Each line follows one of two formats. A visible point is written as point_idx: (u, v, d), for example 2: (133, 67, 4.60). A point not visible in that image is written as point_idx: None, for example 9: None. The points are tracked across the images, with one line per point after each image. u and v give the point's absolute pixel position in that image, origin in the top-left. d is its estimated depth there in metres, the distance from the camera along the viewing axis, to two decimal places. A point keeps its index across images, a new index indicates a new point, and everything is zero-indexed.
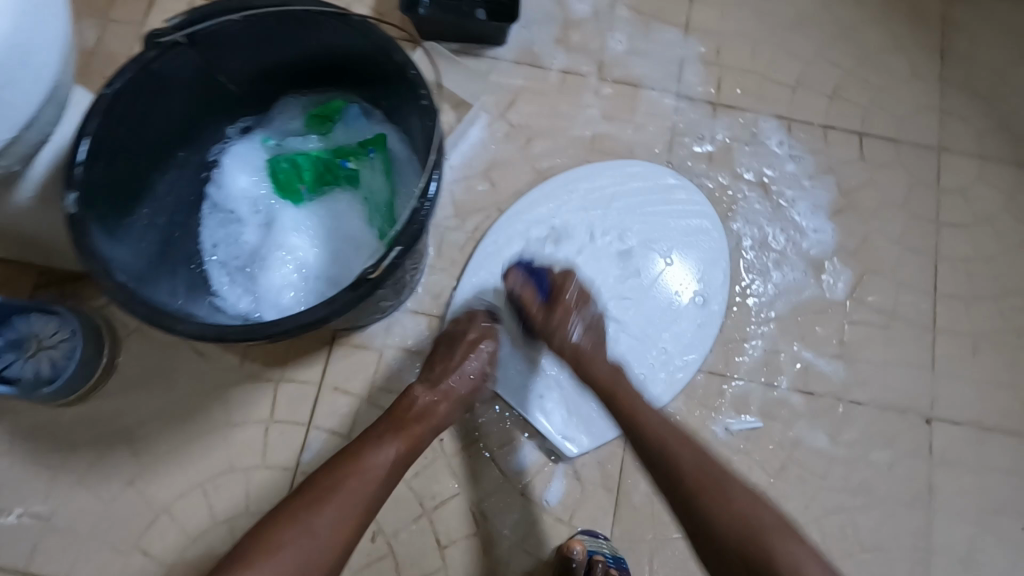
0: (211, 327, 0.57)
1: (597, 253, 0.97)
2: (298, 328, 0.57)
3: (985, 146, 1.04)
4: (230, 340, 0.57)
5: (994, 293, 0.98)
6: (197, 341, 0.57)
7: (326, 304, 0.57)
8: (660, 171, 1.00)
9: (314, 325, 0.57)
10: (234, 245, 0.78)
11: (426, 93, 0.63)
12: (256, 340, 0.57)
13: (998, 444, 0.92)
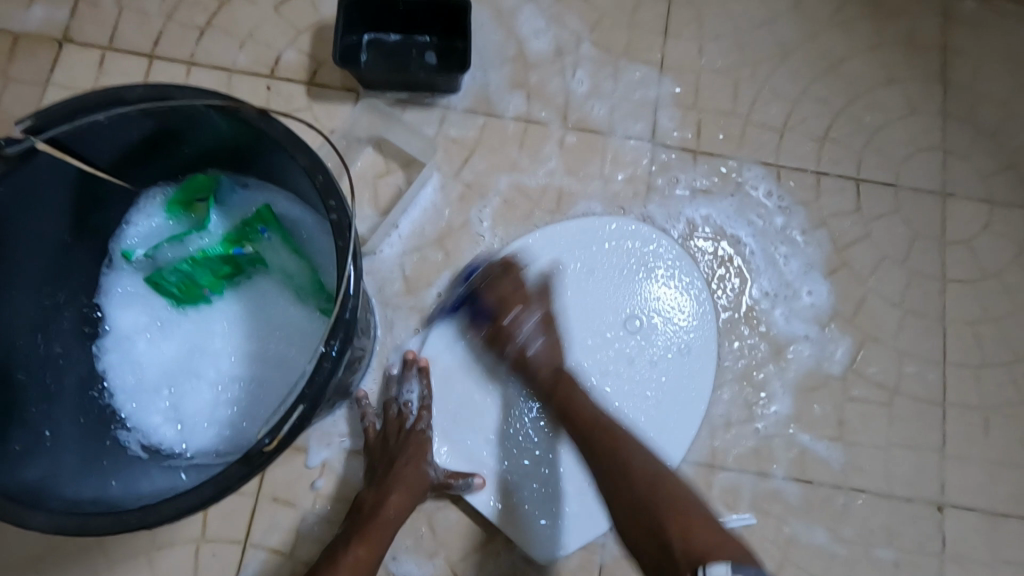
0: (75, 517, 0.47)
1: (571, 330, 0.85)
2: (180, 515, 0.46)
3: (992, 190, 0.94)
4: (98, 531, 0.47)
5: (1005, 359, 0.89)
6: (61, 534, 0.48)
7: (212, 484, 0.47)
8: (633, 225, 0.88)
9: (200, 509, 0.47)
10: (141, 368, 0.67)
11: (337, 206, 0.52)
12: (130, 530, 0.47)
13: (1013, 532, 0.83)
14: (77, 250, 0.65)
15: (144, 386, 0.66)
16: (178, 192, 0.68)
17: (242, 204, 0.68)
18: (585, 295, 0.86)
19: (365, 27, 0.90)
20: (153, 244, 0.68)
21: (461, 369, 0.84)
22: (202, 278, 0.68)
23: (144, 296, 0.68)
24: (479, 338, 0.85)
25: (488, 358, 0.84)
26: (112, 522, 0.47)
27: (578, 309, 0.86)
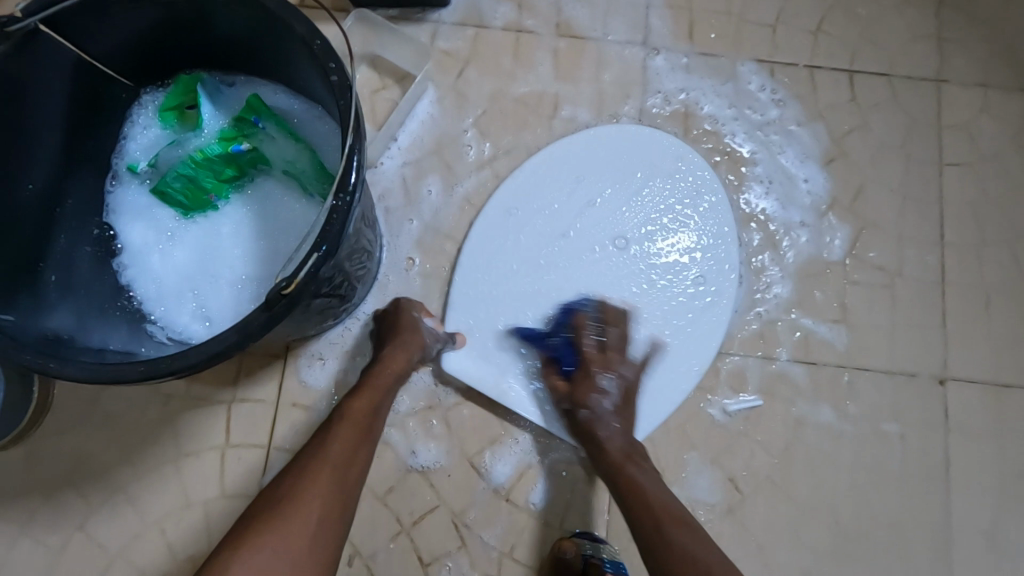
0: (101, 369, 0.49)
1: (593, 242, 0.86)
2: (206, 360, 0.48)
3: (987, 74, 0.94)
4: (125, 380, 0.49)
5: (1005, 237, 0.89)
6: (89, 385, 0.49)
7: (236, 328, 0.49)
8: (644, 135, 0.88)
9: (225, 355, 0.49)
10: (155, 275, 0.69)
11: (336, 67, 0.54)
12: (158, 378, 0.49)
13: (1017, 401, 0.85)
14: (78, 148, 0.66)
15: (161, 291, 0.68)
16: (169, 100, 0.69)
17: (234, 104, 0.69)
18: (600, 205, 0.87)
19: None
20: (151, 154, 0.69)
21: (486, 284, 0.85)
22: (205, 181, 0.68)
23: (149, 207, 0.69)
24: (501, 253, 0.85)
25: (512, 272, 0.85)
26: (142, 369, 0.48)
27: (596, 220, 0.87)
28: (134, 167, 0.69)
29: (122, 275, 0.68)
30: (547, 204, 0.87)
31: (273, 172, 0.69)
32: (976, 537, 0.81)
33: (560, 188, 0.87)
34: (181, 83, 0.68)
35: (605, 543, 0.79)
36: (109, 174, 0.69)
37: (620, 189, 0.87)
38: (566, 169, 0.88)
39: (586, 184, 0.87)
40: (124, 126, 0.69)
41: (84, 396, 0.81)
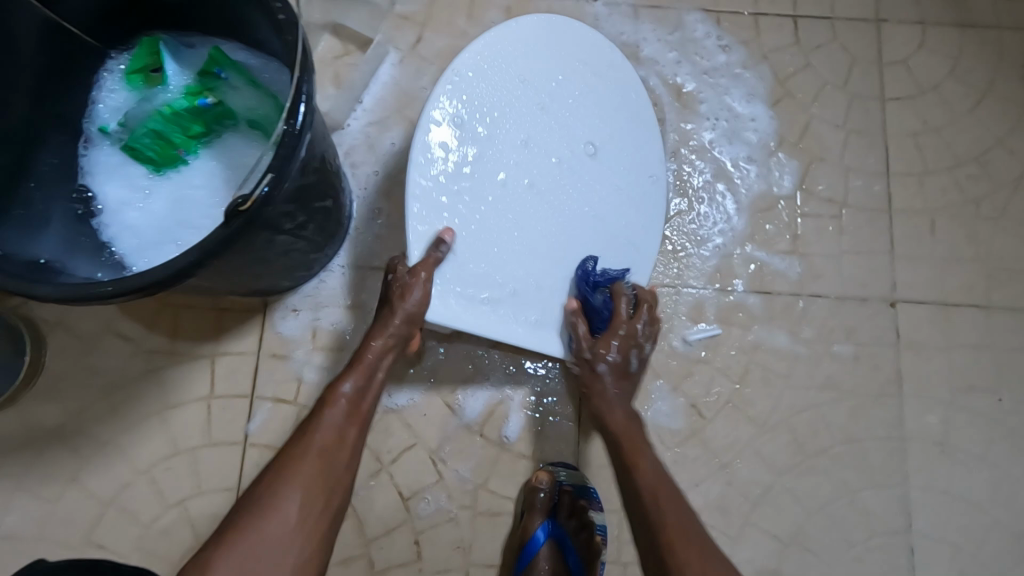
0: (77, 288, 0.55)
1: (553, 154, 0.68)
2: (173, 274, 0.55)
3: (925, 11, 0.98)
4: (101, 297, 0.55)
5: (947, 164, 0.93)
6: (68, 303, 0.55)
7: (199, 247, 0.55)
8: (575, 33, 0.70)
9: (191, 271, 0.56)
10: (131, 231, 0.71)
11: (281, 7, 0.58)
12: (131, 293, 0.55)
13: (964, 318, 0.89)
14: (53, 107, 0.71)
15: (139, 244, 0.71)
16: (138, 67, 0.74)
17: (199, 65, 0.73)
18: (554, 110, 0.68)
19: None
20: (122, 117, 0.73)
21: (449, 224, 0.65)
22: (174, 137, 0.71)
23: (123, 168, 0.73)
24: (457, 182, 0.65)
25: (474, 208, 0.65)
26: (113, 285, 0.55)
27: (551, 128, 0.68)
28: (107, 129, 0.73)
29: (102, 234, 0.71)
30: (490, 117, 0.66)
31: (237, 124, 0.72)
32: (929, 446, 0.85)
33: (497, 94, 0.66)
34: (148, 49, 0.73)
35: (576, 471, 0.83)
36: (83, 136, 0.73)
37: (569, 89, 0.69)
38: (503, 68, 0.67)
39: (530, 90, 0.67)
40: (98, 92, 0.74)
41: (75, 356, 0.86)
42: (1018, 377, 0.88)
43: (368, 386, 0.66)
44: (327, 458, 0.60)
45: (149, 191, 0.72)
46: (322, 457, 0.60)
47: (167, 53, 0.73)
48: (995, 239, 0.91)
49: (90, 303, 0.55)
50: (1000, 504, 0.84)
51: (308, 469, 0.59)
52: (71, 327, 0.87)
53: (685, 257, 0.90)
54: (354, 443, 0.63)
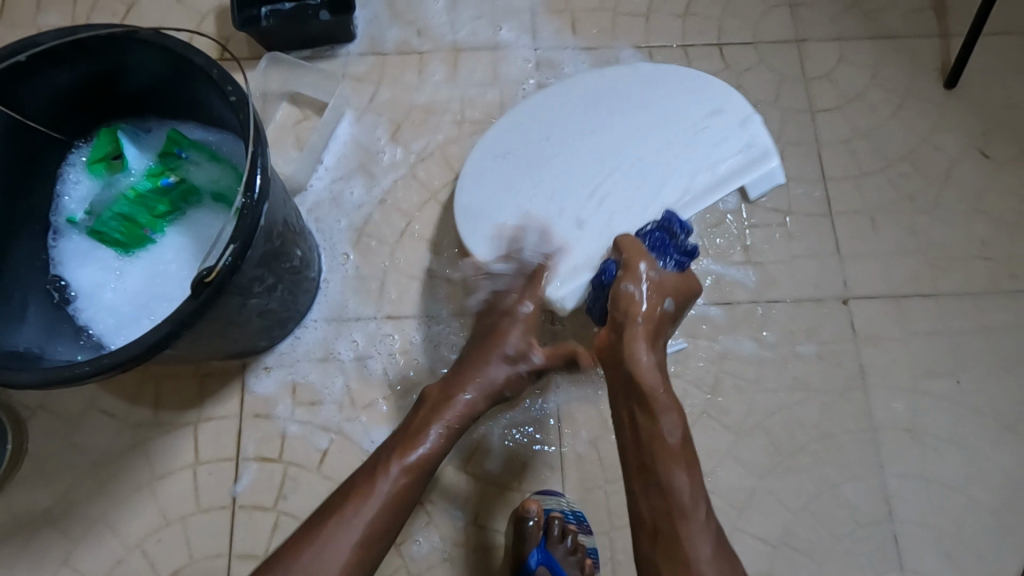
0: (60, 371, 0.58)
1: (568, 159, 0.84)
2: (148, 348, 0.58)
3: (840, 27, 1.05)
4: (83, 376, 0.59)
5: (880, 165, 0.99)
6: (53, 385, 0.59)
7: (170, 320, 0.58)
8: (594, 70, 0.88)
9: (165, 343, 0.59)
10: (107, 310, 0.75)
11: (232, 89, 0.62)
12: (110, 370, 0.59)
13: (916, 308, 0.93)
14: (22, 202, 0.74)
15: (117, 323, 0.75)
16: (94, 153, 0.76)
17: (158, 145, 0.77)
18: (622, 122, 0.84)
19: (260, 2, 1.00)
20: (88, 204, 0.76)
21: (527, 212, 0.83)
22: (140, 218, 0.75)
23: (92, 252, 0.76)
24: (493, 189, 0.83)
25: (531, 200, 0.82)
26: (93, 365, 0.58)
27: (608, 133, 0.84)
28: (71, 216, 0.76)
29: (79, 316, 0.75)
30: (541, 135, 0.85)
31: (200, 199, 0.76)
32: (899, 434, 0.89)
33: (543, 118, 0.86)
34: (103, 136, 0.76)
35: (566, 496, 0.85)
36: (50, 225, 0.76)
37: (586, 102, 0.86)
38: (532, 127, 0.85)
39: (539, 122, 0.86)
40: (59, 181, 0.76)
41: (59, 437, 0.87)
42: (974, 359, 0.92)
43: (434, 434, 0.72)
44: (377, 502, 0.66)
45: (120, 270, 0.76)
46: (376, 502, 0.66)
47: (122, 138, 0.76)
48: (933, 229, 0.97)
49: (74, 383, 0.59)
50: (974, 483, 0.87)
51: (368, 516, 0.66)
52: (55, 409, 0.88)
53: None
54: (414, 496, 0.69)
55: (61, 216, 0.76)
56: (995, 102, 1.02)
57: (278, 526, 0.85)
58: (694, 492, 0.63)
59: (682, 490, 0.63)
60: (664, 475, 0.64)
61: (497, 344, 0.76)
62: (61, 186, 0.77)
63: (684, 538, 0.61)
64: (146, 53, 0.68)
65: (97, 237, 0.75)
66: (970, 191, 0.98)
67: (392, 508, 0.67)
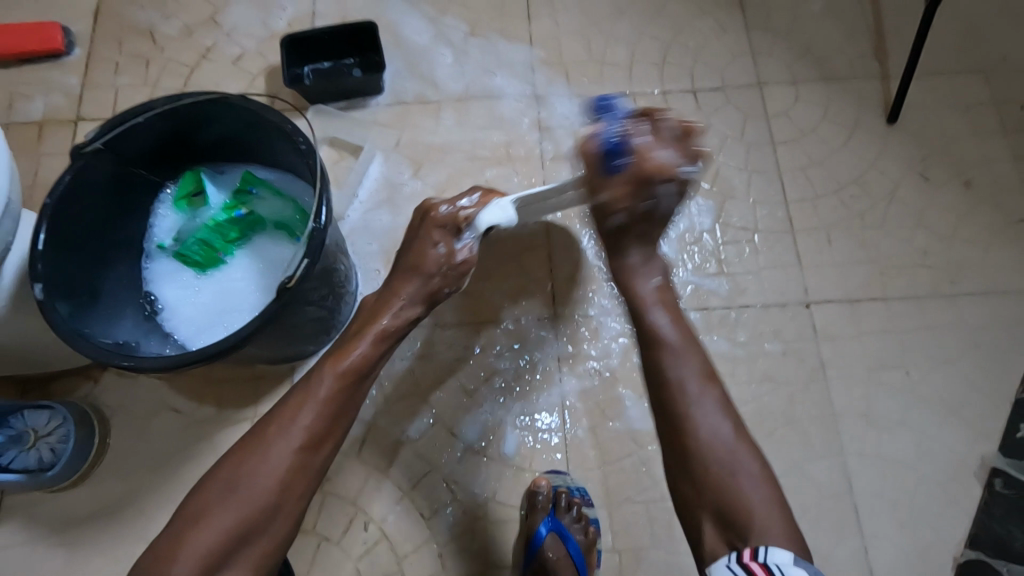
0: (172, 359, 0.74)
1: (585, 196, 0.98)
2: (241, 339, 0.74)
3: (796, 73, 1.23)
4: (189, 363, 0.74)
5: (833, 189, 1.16)
6: (165, 371, 0.74)
7: (258, 318, 0.74)
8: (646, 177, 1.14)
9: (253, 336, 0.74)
10: (189, 318, 0.91)
11: (303, 139, 0.79)
12: (210, 358, 0.74)
13: (867, 309, 1.09)
14: (125, 233, 0.91)
15: (198, 329, 0.90)
16: (181, 193, 0.94)
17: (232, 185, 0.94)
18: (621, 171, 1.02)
19: (303, 62, 1.19)
20: (174, 233, 0.93)
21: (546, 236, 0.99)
22: (216, 243, 0.91)
23: (177, 272, 0.93)
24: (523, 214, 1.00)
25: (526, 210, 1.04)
26: (198, 354, 0.74)
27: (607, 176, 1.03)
28: (161, 244, 0.93)
29: (166, 324, 0.91)
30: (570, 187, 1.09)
31: (266, 227, 0.93)
32: (857, 418, 1.03)
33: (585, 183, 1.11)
34: (188, 179, 0.94)
35: (571, 474, 0.99)
36: (145, 252, 0.93)
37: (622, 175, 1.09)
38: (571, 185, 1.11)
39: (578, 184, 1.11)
40: (153, 216, 0.94)
41: (137, 431, 1.02)
42: (919, 352, 1.06)
43: (322, 396, 0.74)
44: (271, 462, 0.69)
45: (200, 286, 0.92)
46: (270, 463, 0.69)
47: (203, 180, 0.93)
48: (880, 243, 1.13)
49: (181, 369, 0.74)
50: (922, 459, 1.01)
51: (259, 485, 0.68)
52: (131, 409, 1.03)
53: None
54: (312, 459, 0.72)
55: (153, 244, 0.93)
56: (930, 134, 1.19)
57: (324, 505, 0.99)
58: (721, 410, 0.70)
59: (720, 424, 0.69)
60: (692, 427, 0.69)
61: (371, 322, 0.82)
62: (154, 220, 0.94)
63: (736, 475, 0.66)
64: (225, 112, 0.84)
65: (181, 259, 0.92)
66: (911, 210, 1.14)
67: (281, 473, 0.69)
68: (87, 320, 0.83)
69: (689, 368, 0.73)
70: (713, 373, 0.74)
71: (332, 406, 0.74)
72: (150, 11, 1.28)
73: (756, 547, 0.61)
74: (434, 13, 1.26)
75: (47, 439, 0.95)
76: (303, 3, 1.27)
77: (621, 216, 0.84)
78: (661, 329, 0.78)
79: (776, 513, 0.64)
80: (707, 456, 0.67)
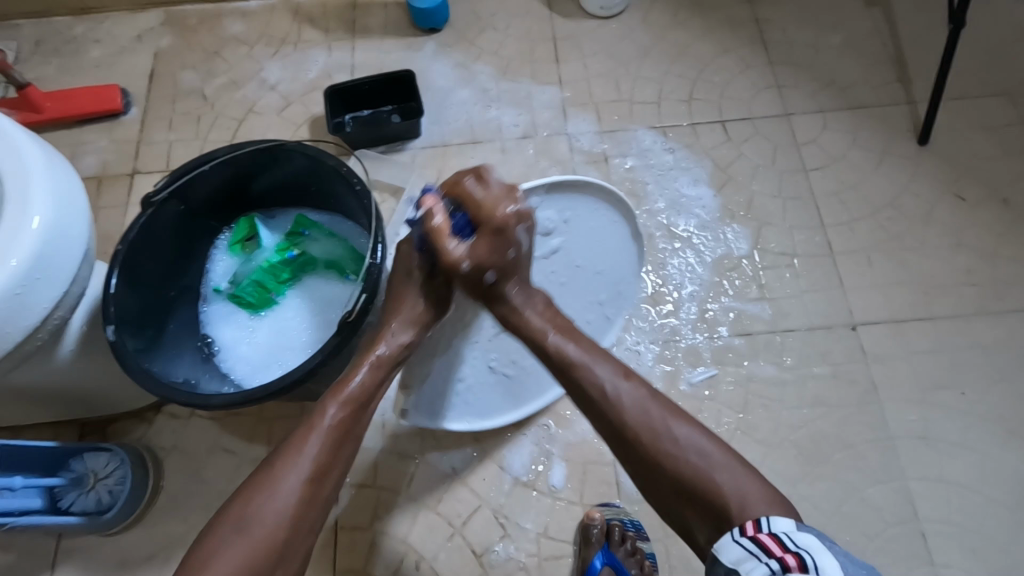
0: (237, 395, 0.75)
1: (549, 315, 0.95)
2: (304, 374, 0.75)
3: (821, 102, 1.26)
4: (254, 399, 0.75)
5: (868, 211, 1.17)
6: (229, 408, 0.75)
7: (320, 352, 0.76)
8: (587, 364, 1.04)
9: (315, 370, 0.76)
10: (243, 358, 0.93)
11: (358, 181, 0.83)
12: (274, 394, 0.75)
13: (914, 329, 1.07)
14: (183, 278, 0.95)
15: (253, 367, 0.92)
16: (234, 238, 0.97)
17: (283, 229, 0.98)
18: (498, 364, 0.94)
19: (346, 111, 1.26)
20: (229, 277, 0.97)
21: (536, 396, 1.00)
22: (269, 284, 0.94)
23: (232, 315, 0.95)
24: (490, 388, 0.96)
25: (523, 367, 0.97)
26: (262, 389, 0.75)
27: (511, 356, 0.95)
28: (216, 287, 0.96)
29: (222, 364, 0.93)
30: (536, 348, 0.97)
31: (316, 266, 0.96)
32: (914, 441, 1.01)
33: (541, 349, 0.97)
34: (241, 225, 0.97)
35: (621, 506, 0.98)
36: (202, 297, 0.96)
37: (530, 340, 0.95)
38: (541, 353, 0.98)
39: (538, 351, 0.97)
40: (210, 263, 0.98)
41: (190, 474, 1.03)
42: (973, 371, 1.04)
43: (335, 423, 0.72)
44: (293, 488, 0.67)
45: (253, 327, 0.94)
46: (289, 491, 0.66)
47: (254, 225, 0.97)
48: (921, 262, 1.12)
49: (245, 405, 0.75)
50: (988, 483, 0.98)
51: (280, 506, 0.65)
52: (185, 450, 1.04)
53: (668, 306, 1.11)
54: (316, 496, 0.68)
55: (209, 288, 0.96)
56: (962, 154, 1.20)
57: (375, 544, 0.97)
58: (643, 402, 0.70)
59: (643, 415, 0.69)
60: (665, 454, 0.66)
61: (335, 393, 0.74)
62: (211, 266, 0.97)
63: (715, 476, 0.63)
64: (282, 159, 0.89)
65: (236, 301, 0.95)
66: (949, 229, 1.14)
67: (297, 500, 0.66)
68: (151, 361, 0.86)
69: (607, 373, 0.73)
70: (630, 375, 0.73)
71: (330, 446, 0.70)
72: (201, 72, 1.36)
73: (757, 520, 0.59)
74: (467, 60, 1.32)
75: (105, 482, 0.96)
76: (343, 57, 1.35)
77: (512, 252, 0.79)
78: (568, 352, 0.76)
79: (752, 481, 0.63)
80: (681, 475, 0.65)
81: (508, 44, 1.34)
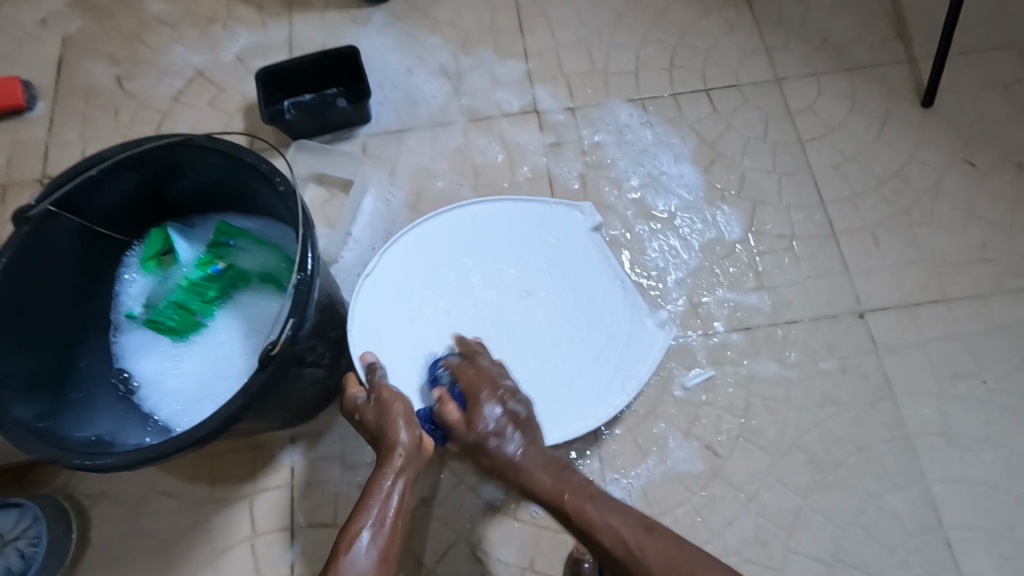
0: (137, 453, 0.61)
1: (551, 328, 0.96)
2: (220, 422, 0.62)
3: (814, 64, 1.14)
4: (158, 457, 0.61)
5: (872, 184, 1.06)
6: (128, 470, 0.61)
7: (240, 393, 0.62)
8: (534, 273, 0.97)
9: (236, 415, 0.62)
10: (167, 394, 0.79)
11: (281, 180, 0.70)
12: (185, 448, 0.61)
13: (927, 314, 0.97)
14: (87, 305, 0.80)
15: (180, 405, 0.78)
16: (147, 255, 0.83)
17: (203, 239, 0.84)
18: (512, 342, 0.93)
19: (284, 96, 1.11)
20: (144, 299, 0.82)
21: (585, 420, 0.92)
22: (192, 304, 0.80)
23: (149, 347, 0.81)
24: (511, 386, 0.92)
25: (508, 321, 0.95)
26: (169, 444, 0.61)
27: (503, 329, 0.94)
28: (129, 312, 0.82)
29: (141, 401, 0.79)
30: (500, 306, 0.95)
31: (246, 280, 0.82)
32: (934, 439, 0.91)
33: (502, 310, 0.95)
34: (153, 240, 0.83)
35: None
36: (113, 326, 0.82)
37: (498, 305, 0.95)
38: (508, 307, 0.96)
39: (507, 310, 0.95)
40: (122, 285, 0.83)
41: (121, 522, 0.90)
42: (993, 357, 0.95)
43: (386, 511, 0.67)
44: None
45: (176, 358, 0.80)
46: None
47: (168, 238, 0.83)
48: (931, 239, 1.02)
49: (150, 465, 0.61)
50: (1016, 481, 0.89)
51: None
52: (114, 494, 0.91)
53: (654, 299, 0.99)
54: None
55: (123, 315, 0.82)
56: (969, 117, 1.09)
57: None
58: (556, 470, 0.72)
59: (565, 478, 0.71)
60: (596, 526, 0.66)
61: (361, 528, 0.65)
62: (123, 288, 0.83)
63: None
64: (194, 158, 0.75)
65: (154, 329, 0.81)
66: (960, 200, 1.04)
67: None
68: (45, 407, 0.71)
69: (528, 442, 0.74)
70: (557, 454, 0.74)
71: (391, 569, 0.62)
72: (120, 58, 1.19)
73: None
74: (420, 33, 1.17)
75: (16, 543, 0.83)
76: (281, 35, 1.19)
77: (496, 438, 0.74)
78: (513, 410, 0.76)
79: None
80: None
81: (466, 14, 1.19)
